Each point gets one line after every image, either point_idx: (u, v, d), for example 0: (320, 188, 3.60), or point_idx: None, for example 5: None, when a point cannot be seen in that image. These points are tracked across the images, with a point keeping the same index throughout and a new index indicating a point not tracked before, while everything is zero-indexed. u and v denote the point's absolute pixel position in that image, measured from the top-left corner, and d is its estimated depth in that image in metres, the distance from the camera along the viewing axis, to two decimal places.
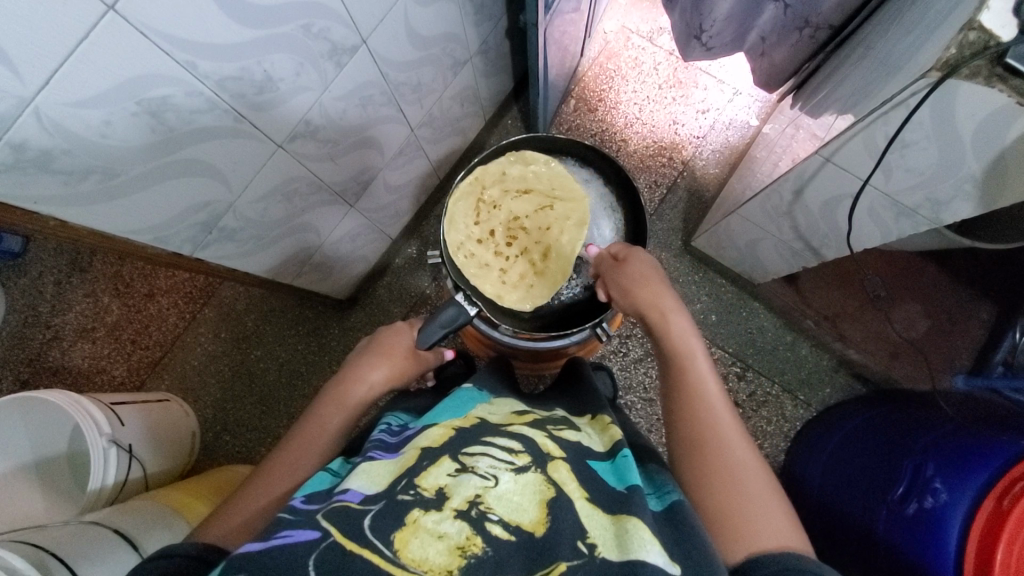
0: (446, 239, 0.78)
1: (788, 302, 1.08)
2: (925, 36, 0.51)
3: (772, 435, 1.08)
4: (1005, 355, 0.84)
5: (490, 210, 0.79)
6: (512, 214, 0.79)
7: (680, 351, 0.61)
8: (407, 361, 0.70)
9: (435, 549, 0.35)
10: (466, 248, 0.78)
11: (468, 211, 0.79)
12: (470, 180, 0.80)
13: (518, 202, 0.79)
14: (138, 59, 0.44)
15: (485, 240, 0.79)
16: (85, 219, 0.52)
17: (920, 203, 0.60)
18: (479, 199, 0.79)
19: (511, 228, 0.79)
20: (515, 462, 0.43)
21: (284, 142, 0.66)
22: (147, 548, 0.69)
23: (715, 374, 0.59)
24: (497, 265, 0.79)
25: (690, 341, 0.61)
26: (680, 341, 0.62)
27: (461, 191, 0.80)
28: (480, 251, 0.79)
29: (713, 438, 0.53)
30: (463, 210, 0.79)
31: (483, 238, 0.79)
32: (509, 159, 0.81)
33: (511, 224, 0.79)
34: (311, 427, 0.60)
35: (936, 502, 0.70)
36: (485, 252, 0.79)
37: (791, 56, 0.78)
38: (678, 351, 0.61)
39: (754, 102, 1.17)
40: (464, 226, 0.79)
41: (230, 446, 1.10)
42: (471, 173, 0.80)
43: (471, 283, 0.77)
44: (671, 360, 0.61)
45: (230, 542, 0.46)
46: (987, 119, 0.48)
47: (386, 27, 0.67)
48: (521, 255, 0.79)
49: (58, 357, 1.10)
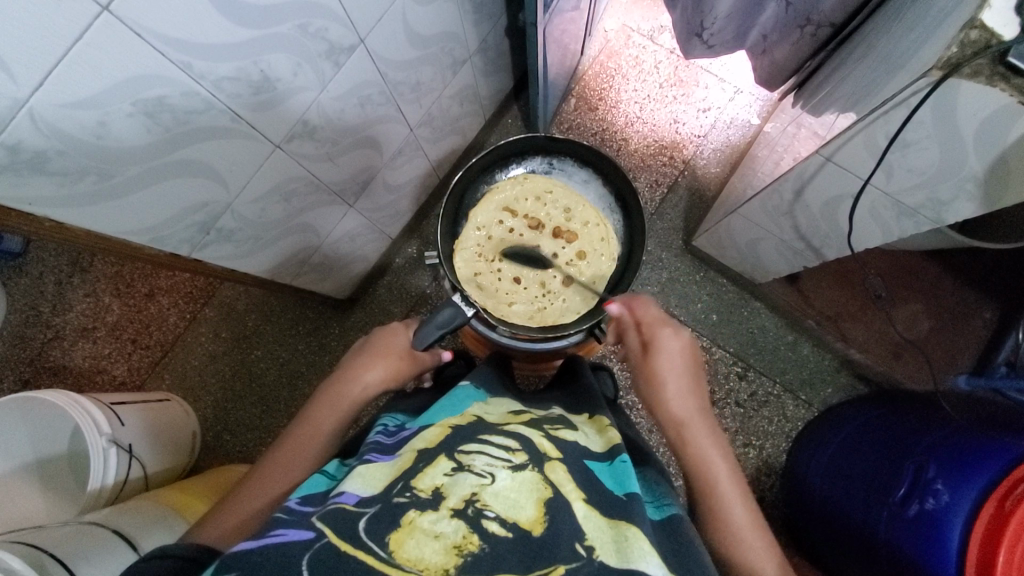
0: (547, 185, 0.82)
1: (789, 302, 1.08)
2: (926, 34, 0.51)
3: (773, 435, 1.07)
4: (1008, 355, 0.85)
5: (552, 215, 0.82)
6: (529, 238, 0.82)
7: (678, 420, 0.60)
8: (404, 361, 0.69)
9: (431, 548, 0.35)
10: (557, 204, 0.82)
11: (527, 202, 0.82)
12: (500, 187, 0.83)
13: (512, 247, 0.81)
14: (129, 60, 0.43)
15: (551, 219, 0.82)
16: (80, 219, 0.51)
17: (921, 203, 0.60)
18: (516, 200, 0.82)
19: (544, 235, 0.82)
20: (513, 459, 0.43)
21: (282, 142, 0.65)
22: (145, 547, 0.68)
23: (715, 438, 0.60)
24: (506, 262, 0.81)
25: (688, 410, 0.61)
26: (676, 409, 0.61)
27: (507, 182, 0.83)
28: (482, 248, 0.81)
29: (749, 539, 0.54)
30: (521, 198, 0.82)
31: (514, 228, 0.81)
32: (500, 214, 0.82)
33: (554, 237, 0.81)
34: (306, 428, 0.59)
35: (937, 503, 0.69)
36: (509, 245, 0.81)
37: (793, 53, 0.77)
38: (677, 420, 0.61)
39: (754, 101, 1.17)
40: (503, 208, 0.82)
41: (231, 446, 1.10)
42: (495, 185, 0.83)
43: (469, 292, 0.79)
44: (679, 429, 0.60)
45: (224, 544, 0.46)
46: (989, 119, 0.48)
47: (385, 26, 0.67)
48: (536, 266, 0.81)
49: (59, 356, 1.10)
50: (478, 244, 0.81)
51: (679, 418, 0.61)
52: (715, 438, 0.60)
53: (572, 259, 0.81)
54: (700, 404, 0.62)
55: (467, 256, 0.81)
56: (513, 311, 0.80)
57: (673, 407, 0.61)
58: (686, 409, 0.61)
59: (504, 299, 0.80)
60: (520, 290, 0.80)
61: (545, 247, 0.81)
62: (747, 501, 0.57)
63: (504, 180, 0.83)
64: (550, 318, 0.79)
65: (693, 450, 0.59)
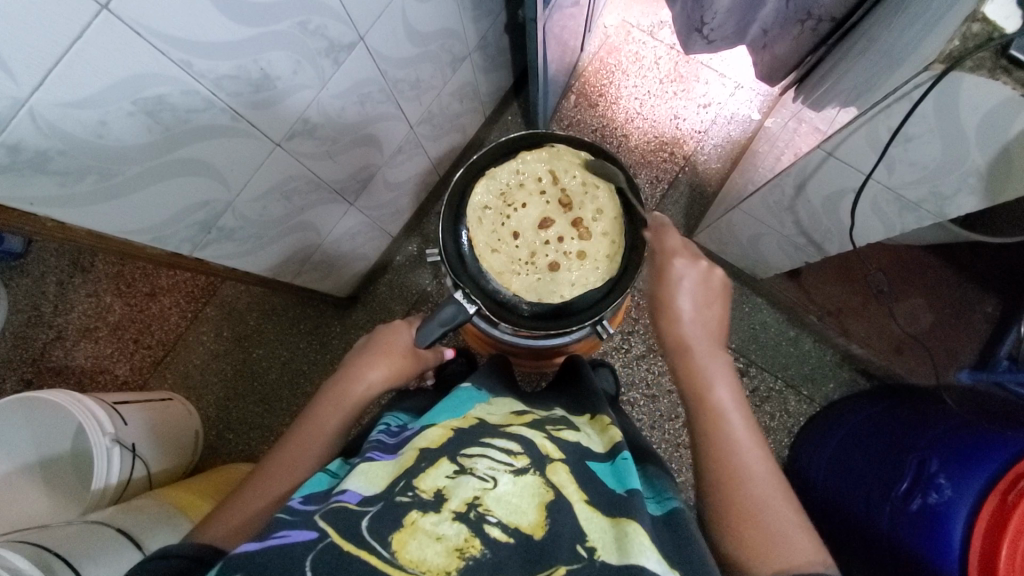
0: (592, 179, 0.80)
1: (789, 297, 1.08)
2: (928, 27, 0.50)
3: (775, 431, 1.07)
4: (1010, 349, 0.82)
5: (586, 205, 0.79)
6: (547, 210, 0.80)
7: (679, 342, 0.61)
8: (405, 359, 0.69)
9: (433, 550, 0.35)
10: (590, 201, 0.80)
11: (571, 177, 0.80)
12: (556, 150, 0.80)
13: (531, 206, 0.80)
14: (129, 60, 0.43)
15: (578, 211, 0.79)
16: (81, 219, 0.51)
17: (923, 197, 0.60)
18: (558, 171, 0.80)
19: (564, 218, 0.79)
20: (514, 464, 0.43)
21: (283, 140, 0.65)
22: (149, 546, 0.69)
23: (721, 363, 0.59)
24: (516, 216, 0.79)
25: (690, 334, 0.61)
26: (678, 332, 0.62)
27: (562, 150, 0.80)
28: (503, 185, 0.80)
29: (740, 456, 0.51)
30: (570, 171, 0.80)
31: (546, 193, 0.80)
32: (537, 166, 0.80)
33: (570, 226, 0.79)
34: (308, 427, 0.59)
35: (940, 498, 0.69)
36: (529, 201, 0.80)
37: (793, 48, 0.77)
38: (678, 342, 0.61)
39: (755, 96, 1.16)
40: (545, 167, 0.80)
41: (234, 444, 1.10)
42: (552, 143, 0.81)
43: (469, 224, 0.80)
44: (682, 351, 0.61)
45: (227, 544, 0.46)
46: (991, 113, 0.48)
47: (384, 24, 0.67)
48: (539, 238, 0.79)
49: (61, 356, 1.10)
50: (506, 183, 0.80)
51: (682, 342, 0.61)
52: (717, 361, 0.59)
53: (570, 256, 0.79)
54: (704, 328, 0.62)
55: (491, 185, 0.80)
56: (489, 255, 0.79)
57: (679, 332, 0.62)
58: (692, 334, 0.61)
59: (490, 243, 0.79)
60: (509, 244, 0.79)
61: (558, 228, 0.79)
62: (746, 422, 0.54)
63: (556, 140, 0.81)
64: (513, 285, 0.79)
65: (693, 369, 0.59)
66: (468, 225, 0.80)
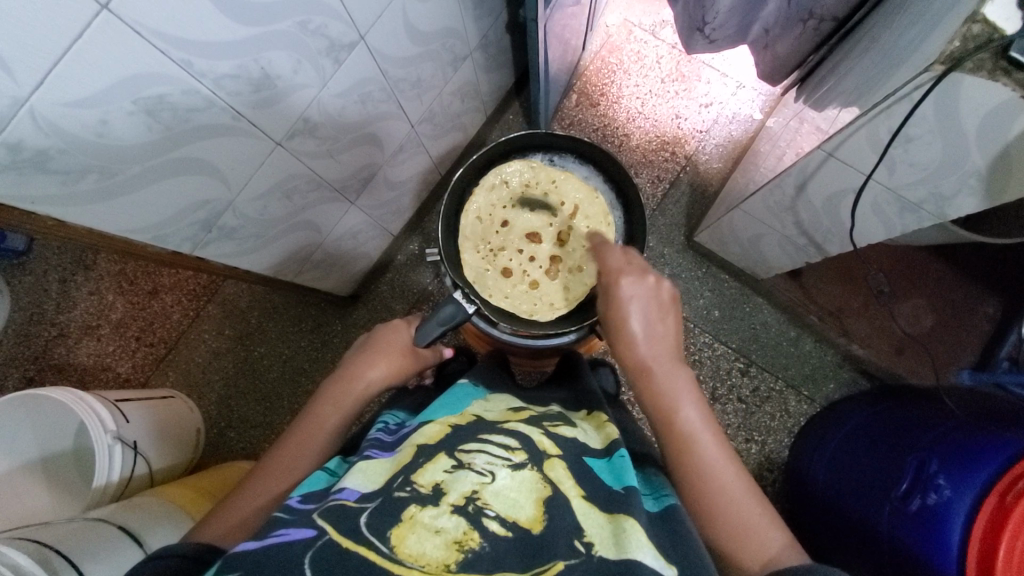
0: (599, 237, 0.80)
1: (791, 298, 1.07)
2: (929, 27, 0.50)
3: (775, 431, 1.07)
4: (1012, 351, 0.86)
5: (574, 253, 0.81)
6: (542, 230, 0.82)
7: (637, 363, 0.58)
8: (404, 358, 0.69)
9: (431, 543, 0.35)
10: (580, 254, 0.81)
11: (585, 226, 0.81)
12: (591, 196, 0.81)
13: (537, 217, 0.82)
14: (129, 59, 0.43)
15: (562, 253, 0.81)
16: (80, 218, 0.51)
17: (923, 197, 0.60)
18: (576, 214, 0.81)
19: (550, 246, 0.82)
20: (512, 459, 0.43)
21: (284, 139, 0.65)
22: (151, 544, 0.70)
23: (684, 379, 0.57)
24: (518, 212, 0.82)
25: (647, 353, 0.58)
26: (637, 353, 0.59)
27: (596, 199, 0.80)
28: (533, 180, 0.82)
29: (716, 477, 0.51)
30: (588, 220, 0.81)
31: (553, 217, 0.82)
32: (564, 186, 0.81)
33: (547, 255, 0.82)
34: (308, 426, 0.59)
35: (939, 498, 0.69)
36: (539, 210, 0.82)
37: (795, 48, 0.77)
38: (636, 363, 0.58)
39: (756, 96, 1.16)
40: (574, 201, 0.81)
41: (235, 442, 1.10)
42: (595, 189, 0.81)
43: (481, 183, 0.81)
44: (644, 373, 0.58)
45: (226, 543, 0.47)
46: (991, 114, 0.48)
47: (385, 23, 0.67)
48: (516, 244, 0.82)
49: (64, 354, 1.11)
50: (536, 180, 0.82)
51: (641, 365, 0.58)
52: (678, 376, 0.57)
53: (524, 278, 0.81)
54: (663, 341, 0.59)
55: (522, 168, 0.82)
56: (471, 217, 0.81)
57: (636, 355, 0.59)
58: (651, 353, 0.58)
59: (480, 211, 0.81)
60: (495, 226, 0.81)
61: (537, 249, 0.82)
62: (719, 442, 0.53)
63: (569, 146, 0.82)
64: (467, 252, 0.80)
65: (655, 391, 0.56)
66: (482, 179, 0.81)
